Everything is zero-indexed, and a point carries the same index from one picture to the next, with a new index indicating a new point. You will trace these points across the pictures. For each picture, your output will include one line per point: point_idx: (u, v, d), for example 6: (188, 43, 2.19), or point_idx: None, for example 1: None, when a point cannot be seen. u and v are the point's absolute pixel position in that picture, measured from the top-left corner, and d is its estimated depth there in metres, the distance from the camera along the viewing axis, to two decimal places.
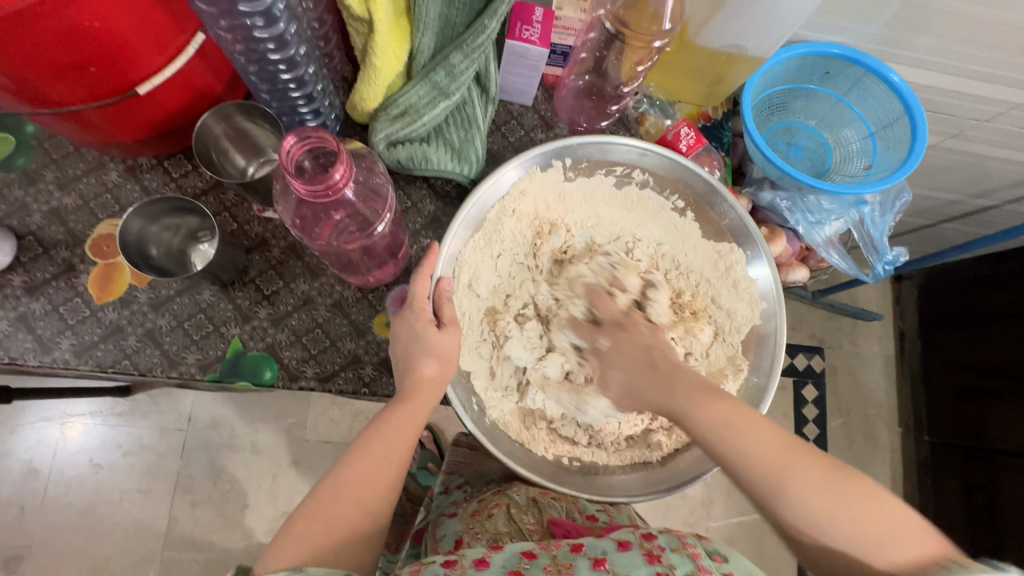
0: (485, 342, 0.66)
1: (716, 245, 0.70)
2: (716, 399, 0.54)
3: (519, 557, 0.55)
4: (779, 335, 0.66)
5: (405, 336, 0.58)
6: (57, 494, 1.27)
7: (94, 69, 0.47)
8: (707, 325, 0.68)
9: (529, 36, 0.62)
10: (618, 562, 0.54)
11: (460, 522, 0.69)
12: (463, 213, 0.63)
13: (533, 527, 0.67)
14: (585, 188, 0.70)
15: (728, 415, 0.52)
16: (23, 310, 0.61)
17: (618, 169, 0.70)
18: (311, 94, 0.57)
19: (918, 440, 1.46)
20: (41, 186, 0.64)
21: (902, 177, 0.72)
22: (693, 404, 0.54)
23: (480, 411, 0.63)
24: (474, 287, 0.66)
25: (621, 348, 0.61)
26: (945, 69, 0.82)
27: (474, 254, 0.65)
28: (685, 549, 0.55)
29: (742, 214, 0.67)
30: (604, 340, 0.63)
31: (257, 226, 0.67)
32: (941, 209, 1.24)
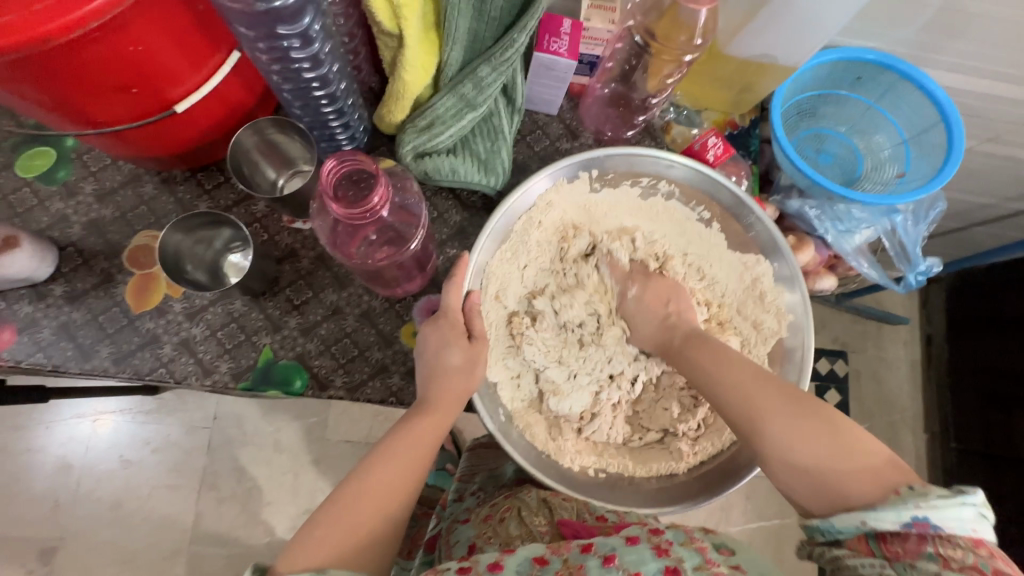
0: (511, 353, 0.66)
1: (742, 257, 0.69)
2: (704, 348, 0.59)
3: (531, 561, 0.55)
4: (806, 349, 0.65)
5: (435, 344, 0.58)
6: (89, 488, 1.31)
7: (136, 90, 0.48)
8: (734, 336, 0.69)
9: (557, 49, 0.62)
10: (627, 559, 0.52)
11: (472, 527, 0.69)
12: (492, 223, 0.62)
13: (543, 529, 0.65)
14: (613, 199, 0.70)
15: (713, 357, 0.58)
16: (65, 319, 0.63)
17: (644, 180, 0.69)
18: (342, 109, 0.58)
19: (945, 446, 1.43)
20: (80, 199, 0.66)
21: (937, 187, 0.70)
22: (689, 351, 0.60)
23: (506, 420, 0.64)
24: (502, 298, 0.66)
25: (649, 296, 0.66)
26: (982, 73, 0.80)
27: (501, 266, 0.65)
28: (693, 543, 0.54)
29: (770, 226, 0.66)
30: (635, 286, 0.67)
31: (286, 237, 0.68)
32: (973, 212, 1.21)
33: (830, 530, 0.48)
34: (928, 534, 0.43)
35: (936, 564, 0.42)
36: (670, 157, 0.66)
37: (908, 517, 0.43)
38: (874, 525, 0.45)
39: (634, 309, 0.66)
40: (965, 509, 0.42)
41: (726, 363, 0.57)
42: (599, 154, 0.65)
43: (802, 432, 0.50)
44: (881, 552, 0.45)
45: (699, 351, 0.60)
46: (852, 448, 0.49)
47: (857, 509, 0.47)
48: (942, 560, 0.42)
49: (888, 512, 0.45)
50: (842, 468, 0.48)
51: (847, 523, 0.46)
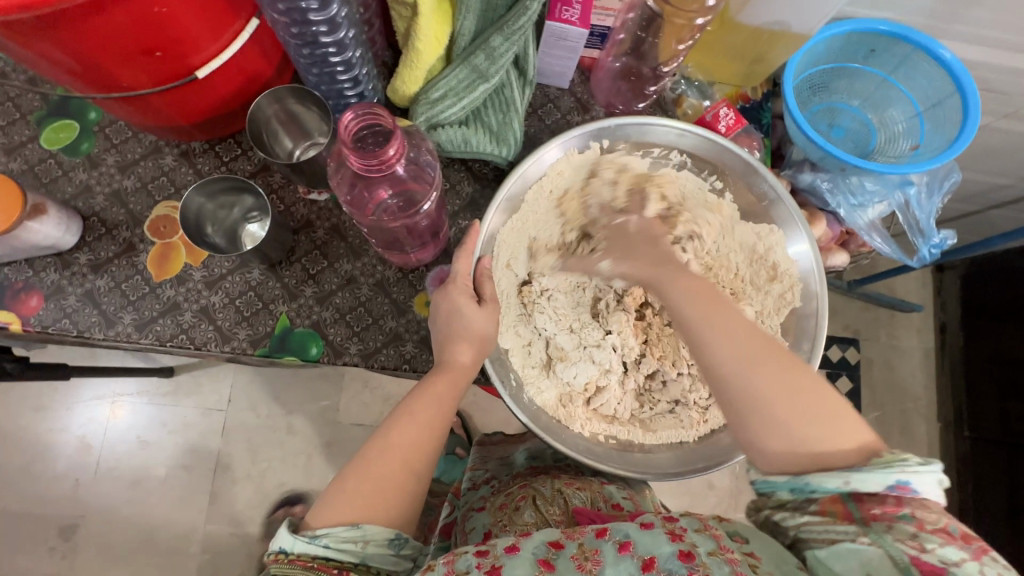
0: (523, 321, 0.67)
1: (755, 228, 0.69)
2: (688, 280, 0.56)
3: (547, 546, 0.52)
4: (820, 318, 0.65)
5: (446, 309, 0.59)
6: (109, 468, 1.34)
7: (160, 54, 0.50)
8: (749, 305, 0.68)
9: (569, 17, 0.62)
10: (642, 545, 0.51)
11: (488, 515, 0.70)
12: (504, 190, 0.63)
13: (558, 518, 0.66)
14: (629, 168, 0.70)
15: (696, 289, 0.55)
16: (89, 287, 0.65)
17: (655, 151, 0.69)
18: (357, 77, 0.59)
19: (959, 434, 1.42)
20: (103, 170, 0.68)
21: (951, 157, 0.70)
22: (669, 279, 0.56)
23: (517, 385, 0.65)
24: (513, 266, 0.67)
25: (638, 230, 0.62)
26: (1000, 45, 0.79)
27: (512, 235, 0.66)
28: (707, 530, 0.51)
29: (782, 193, 0.66)
30: (623, 217, 0.63)
31: (302, 208, 0.69)
32: (990, 194, 1.20)
33: (800, 490, 0.49)
34: (906, 496, 0.45)
35: (911, 523, 0.44)
36: (684, 127, 0.67)
37: (893, 479, 0.45)
38: (857, 486, 0.46)
39: (620, 235, 0.62)
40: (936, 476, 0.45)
41: (719, 311, 0.53)
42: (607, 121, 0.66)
43: (790, 390, 0.50)
44: (857, 513, 0.46)
45: (682, 281, 0.56)
46: (830, 414, 0.49)
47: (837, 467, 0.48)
48: (917, 520, 0.44)
49: (874, 474, 0.46)
50: (823, 427, 0.49)
51: (827, 483, 0.47)
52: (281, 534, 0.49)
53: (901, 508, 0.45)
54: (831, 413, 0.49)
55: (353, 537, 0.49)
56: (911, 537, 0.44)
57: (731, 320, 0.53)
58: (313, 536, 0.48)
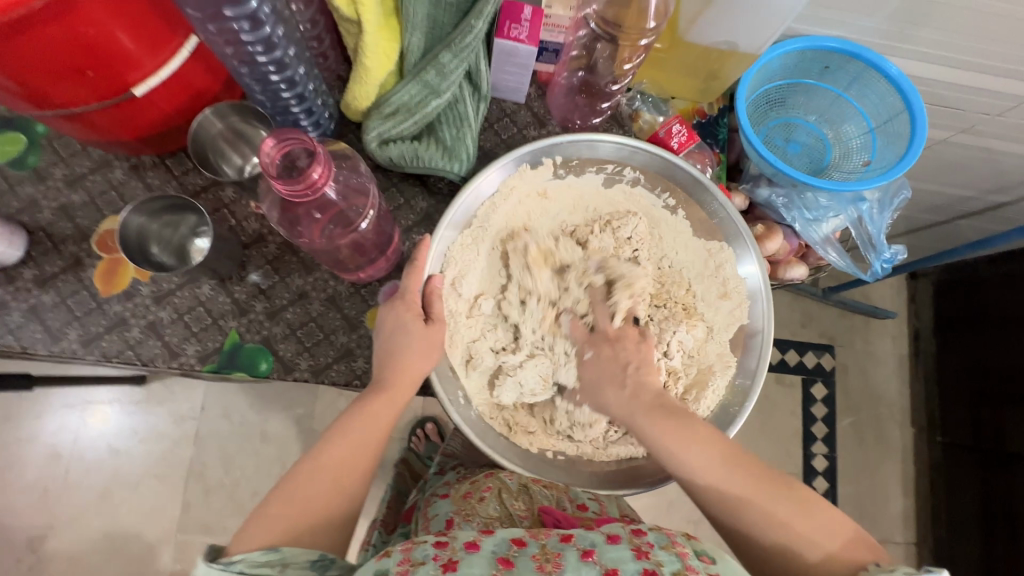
0: (477, 337, 0.67)
1: (706, 244, 0.70)
2: (666, 419, 0.59)
3: (509, 543, 0.53)
4: (766, 334, 0.66)
5: (391, 324, 0.59)
6: (79, 478, 1.32)
7: (92, 73, 0.49)
8: (700, 322, 0.69)
9: (517, 35, 0.62)
10: (606, 555, 0.51)
11: (451, 503, 0.69)
12: (451, 213, 0.64)
13: (522, 513, 0.66)
14: (582, 184, 0.70)
15: (678, 435, 0.58)
16: (34, 302, 0.64)
17: (608, 167, 0.70)
18: (302, 94, 0.59)
19: (931, 441, 1.43)
20: (50, 184, 0.67)
21: (899, 175, 0.71)
22: (651, 422, 0.59)
23: (466, 403, 0.65)
24: (459, 285, 0.66)
25: (600, 366, 0.65)
26: (953, 62, 0.80)
27: (463, 252, 0.66)
28: (674, 548, 0.52)
29: (731, 212, 0.67)
30: (591, 352, 0.66)
31: (254, 223, 0.68)
32: (957, 205, 1.21)
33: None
34: None
35: None
36: (633, 146, 0.67)
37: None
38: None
39: (590, 372, 0.65)
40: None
41: (703, 450, 0.57)
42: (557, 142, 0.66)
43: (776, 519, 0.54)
44: None
45: (659, 422, 0.59)
46: (825, 536, 0.53)
47: None
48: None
49: None
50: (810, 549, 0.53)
51: None
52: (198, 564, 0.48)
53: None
54: (824, 533, 0.54)
55: (269, 562, 0.48)
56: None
57: (713, 461, 0.57)
58: (228, 563, 0.47)
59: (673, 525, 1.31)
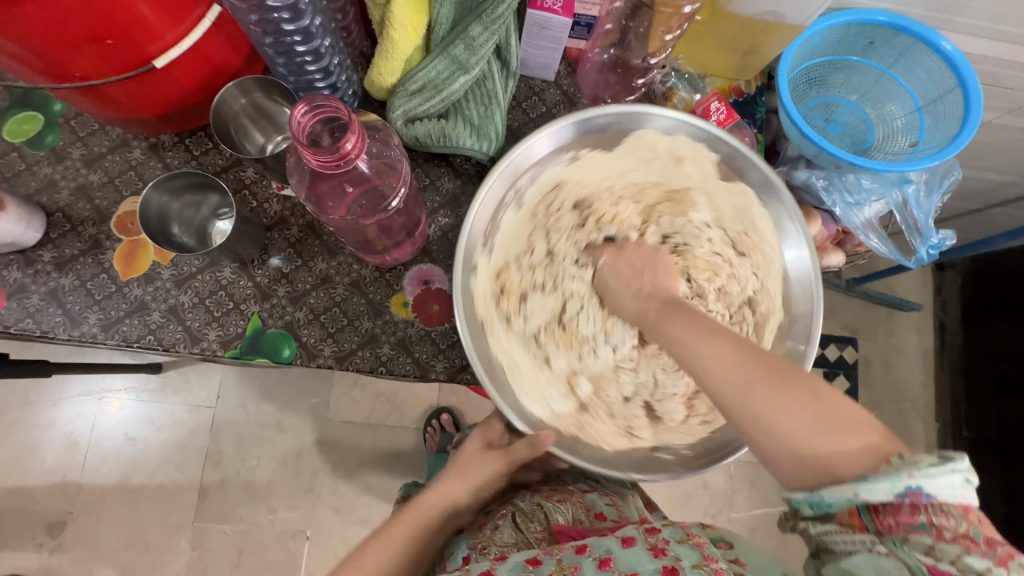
0: (608, 411, 0.65)
1: (636, 147, 0.65)
2: (670, 313, 0.50)
3: (524, 565, 0.54)
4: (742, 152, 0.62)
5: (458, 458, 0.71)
6: (96, 465, 1.31)
7: (112, 42, 0.47)
8: (698, 202, 0.68)
9: (551, 6, 0.59)
10: (622, 560, 0.51)
11: (467, 539, 0.67)
12: (467, 350, 0.58)
13: (539, 535, 0.63)
14: (535, 189, 0.65)
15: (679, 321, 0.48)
16: (53, 285, 0.62)
17: (510, 197, 0.64)
18: (328, 68, 0.56)
19: (957, 435, 1.39)
20: (68, 164, 0.65)
21: (952, 153, 0.67)
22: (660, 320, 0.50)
23: (675, 454, 0.62)
24: (548, 402, 0.63)
25: (614, 263, 0.60)
26: (1003, 37, 0.76)
27: (519, 380, 0.63)
28: (690, 540, 0.53)
29: (627, 107, 0.62)
30: (604, 256, 0.62)
31: (275, 205, 0.66)
32: (991, 191, 1.17)
33: (818, 504, 0.43)
34: (921, 503, 0.39)
35: (929, 534, 0.39)
36: (558, 123, 0.62)
37: (902, 487, 0.39)
38: (867, 497, 0.40)
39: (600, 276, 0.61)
40: (955, 476, 0.39)
41: (708, 336, 0.46)
42: (468, 221, 0.60)
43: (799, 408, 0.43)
44: (872, 525, 0.41)
45: (666, 315, 0.50)
46: (839, 423, 0.42)
47: (849, 480, 0.41)
48: (935, 530, 0.39)
49: (881, 482, 0.40)
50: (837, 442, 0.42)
51: (835, 496, 0.41)
52: None
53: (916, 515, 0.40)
54: (843, 422, 0.42)
55: None
56: (929, 549, 0.39)
57: (717, 346, 0.45)
58: None
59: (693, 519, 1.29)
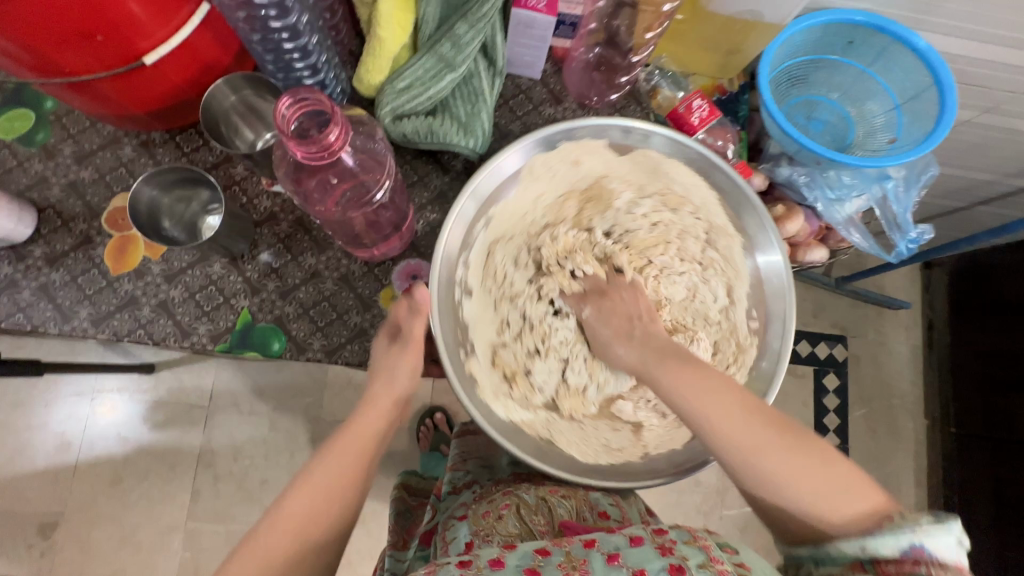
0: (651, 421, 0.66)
1: (573, 156, 0.66)
2: (679, 365, 0.55)
3: (533, 554, 0.52)
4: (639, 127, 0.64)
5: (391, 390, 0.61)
6: (87, 466, 1.31)
7: (102, 38, 0.48)
8: (624, 189, 0.69)
9: (535, 5, 0.61)
10: (631, 557, 0.50)
11: (469, 524, 0.65)
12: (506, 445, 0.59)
13: (543, 528, 0.64)
14: (474, 268, 0.66)
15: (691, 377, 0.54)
16: (44, 280, 0.63)
17: (455, 295, 0.64)
18: (316, 65, 0.57)
19: (945, 431, 1.41)
20: (59, 161, 0.66)
21: (929, 150, 0.69)
22: (664, 372, 0.56)
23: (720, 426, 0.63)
24: (604, 453, 0.64)
25: (608, 313, 0.64)
26: (979, 36, 0.78)
27: (567, 444, 0.64)
28: (697, 542, 0.51)
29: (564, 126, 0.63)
30: (588, 308, 0.66)
31: (265, 201, 0.67)
32: (975, 189, 1.18)
33: (825, 560, 0.48)
34: (923, 561, 0.42)
35: None
36: (464, 197, 0.61)
37: (905, 542, 0.43)
38: (874, 550, 0.45)
39: (592, 325, 0.65)
40: (950, 537, 0.42)
41: (720, 398, 0.52)
42: (434, 328, 0.60)
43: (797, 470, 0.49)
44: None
45: (671, 366, 0.56)
46: (841, 485, 0.49)
47: (858, 533, 0.47)
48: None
49: (887, 538, 0.44)
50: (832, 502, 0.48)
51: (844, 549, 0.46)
52: None
53: (920, 568, 0.42)
54: (846, 486, 0.49)
55: None
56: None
57: (731, 408, 0.52)
58: None
59: (684, 516, 1.30)
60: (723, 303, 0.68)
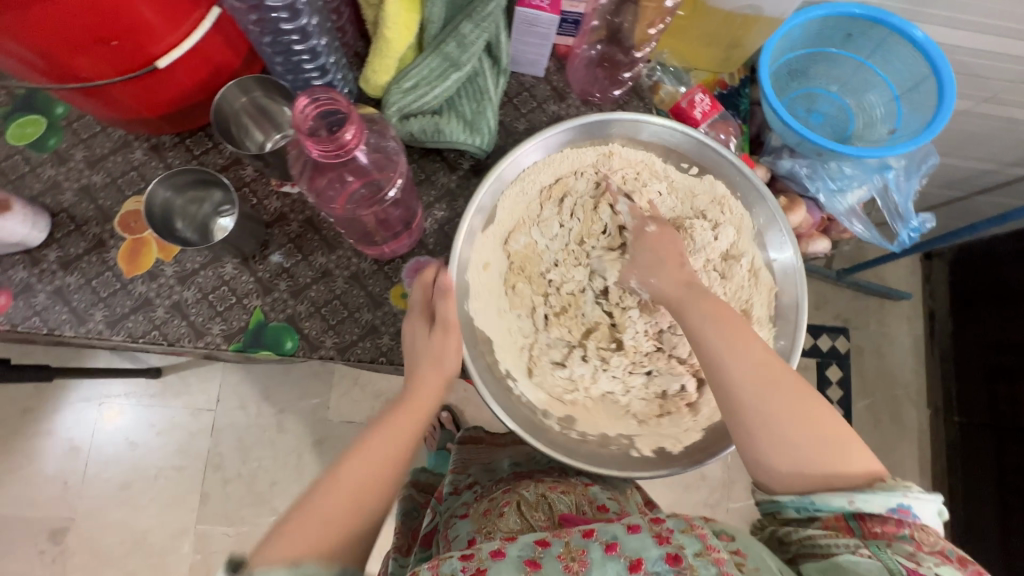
0: None
1: (505, 251, 0.69)
2: (705, 299, 0.59)
3: (533, 545, 0.51)
4: (515, 156, 0.66)
5: (411, 336, 0.61)
6: (97, 471, 1.31)
7: (117, 43, 0.49)
8: (542, 224, 0.69)
9: (540, 3, 0.62)
10: (628, 545, 0.50)
11: (471, 522, 0.67)
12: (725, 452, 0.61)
13: (544, 523, 0.65)
14: (537, 391, 0.67)
15: (719, 310, 0.58)
16: (59, 284, 0.64)
17: (574, 433, 0.65)
18: (324, 66, 0.58)
19: (949, 420, 1.42)
20: (71, 165, 0.67)
21: (929, 139, 0.69)
22: (694, 302, 0.59)
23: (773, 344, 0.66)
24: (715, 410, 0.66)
25: (662, 244, 0.64)
26: (976, 27, 0.79)
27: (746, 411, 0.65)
28: (693, 530, 0.51)
29: (511, 159, 0.65)
30: (654, 226, 0.65)
31: (275, 201, 0.68)
32: (973, 179, 1.20)
33: (807, 508, 0.51)
34: (908, 520, 0.48)
35: (911, 543, 0.47)
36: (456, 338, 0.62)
37: (894, 502, 0.48)
38: (861, 506, 0.49)
39: (650, 248, 0.64)
40: (934, 505, 0.48)
41: (745, 336, 0.56)
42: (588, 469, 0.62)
43: (805, 413, 0.53)
44: (858, 529, 0.49)
45: (702, 301, 0.59)
46: (835, 439, 0.53)
47: (843, 490, 0.51)
48: (916, 541, 0.47)
49: (875, 497, 0.49)
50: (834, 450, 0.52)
51: (831, 500, 0.50)
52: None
53: (902, 529, 0.47)
54: (839, 439, 0.53)
55: None
56: (909, 554, 0.46)
57: (752, 349, 0.55)
58: None
59: (691, 510, 1.31)
60: (671, 191, 0.70)
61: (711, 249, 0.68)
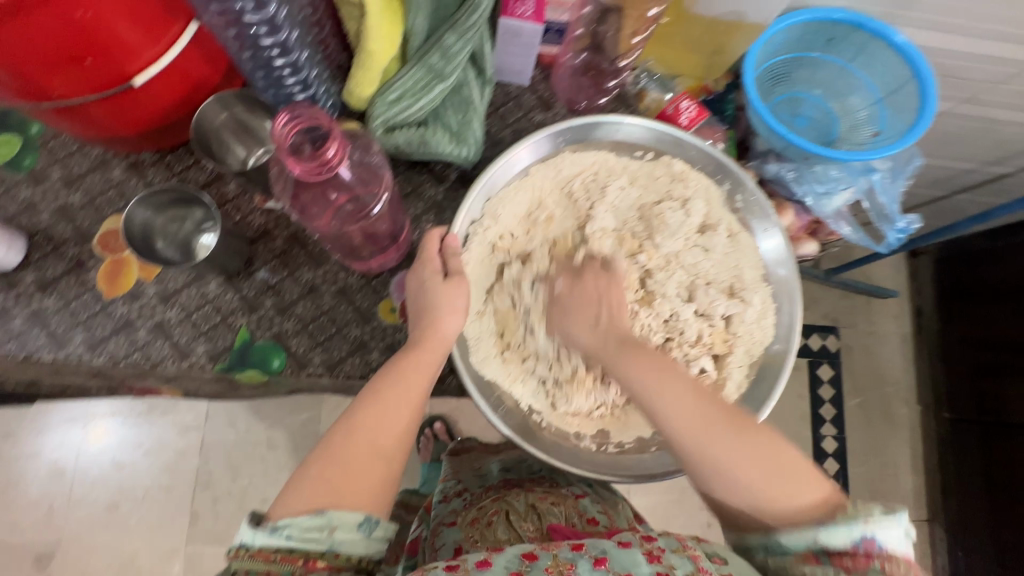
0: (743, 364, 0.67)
1: (488, 300, 0.67)
2: (635, 352, 0.57)
3: (521, 558, 0.49)
4: (482, 178, 0.65)
5: (415, 288, 0.59)
6: (82, 493, 1.28)
7: (91, 61, 0.48)
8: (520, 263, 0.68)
9: (523, 13, 0.61)
10: (618, 560, 0.49)
11: (459, 530, 0.67)
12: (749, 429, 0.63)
13: (532, 534, 0.64)
14: (562, 416, 0.65)
15: (647, 363, 0.56)
16: (36, 307, 0.62)
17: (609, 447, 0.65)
18: (306, 80, 0.58)
19: (938, 416, 1.43)
20: (48, 185, 0.65)
21: (912, 141, 0.70)
22: (623, 357, 0.58)
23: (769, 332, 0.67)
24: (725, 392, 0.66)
25: (578, 293, 0.63)
26: (954, 29, 0.80)
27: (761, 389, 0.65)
28: (685, 551, 0.50)
29: (495, 170, 0.65)
30: (561, 281, 0.65)
31: (259, 218, 0.67)
32: (955, 178, 1.21)
33: (776, 549, 0.49)
34: (875, 552, 0.45)
35: None
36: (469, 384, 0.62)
37: (858, 534, 0.46)
38: (825, 542, 0.47)
39: (566, 303, 0.63)
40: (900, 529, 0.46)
41: (677, 385, 0.55)
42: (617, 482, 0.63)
43: (754, 458, 0.50)
44: (829, 566, 0.46)
45: (631, 355, 0.57)
46: (788, 472, 0.50)
47: (807, 524, 0.48)
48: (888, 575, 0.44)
49: (840, 529, 0.47)
50: (789, 487, 0.50)
51: (796, 539, 0.48)
52: (241, 528, 0.45)
53: (872, 562, 0.45)
54: (791, 471, 0.50)
55: (316, 526, 0.45)
56: None
57: (684, 398, 0.54)
58: (273, 528, 0.45)
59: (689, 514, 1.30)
60: (633, 184, 0.71)
61: (684, 227, 0.69)
